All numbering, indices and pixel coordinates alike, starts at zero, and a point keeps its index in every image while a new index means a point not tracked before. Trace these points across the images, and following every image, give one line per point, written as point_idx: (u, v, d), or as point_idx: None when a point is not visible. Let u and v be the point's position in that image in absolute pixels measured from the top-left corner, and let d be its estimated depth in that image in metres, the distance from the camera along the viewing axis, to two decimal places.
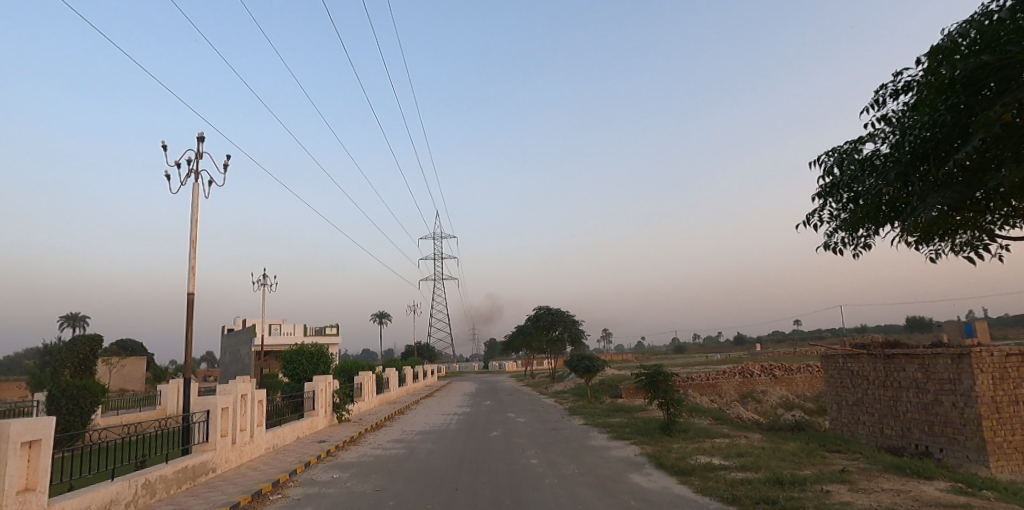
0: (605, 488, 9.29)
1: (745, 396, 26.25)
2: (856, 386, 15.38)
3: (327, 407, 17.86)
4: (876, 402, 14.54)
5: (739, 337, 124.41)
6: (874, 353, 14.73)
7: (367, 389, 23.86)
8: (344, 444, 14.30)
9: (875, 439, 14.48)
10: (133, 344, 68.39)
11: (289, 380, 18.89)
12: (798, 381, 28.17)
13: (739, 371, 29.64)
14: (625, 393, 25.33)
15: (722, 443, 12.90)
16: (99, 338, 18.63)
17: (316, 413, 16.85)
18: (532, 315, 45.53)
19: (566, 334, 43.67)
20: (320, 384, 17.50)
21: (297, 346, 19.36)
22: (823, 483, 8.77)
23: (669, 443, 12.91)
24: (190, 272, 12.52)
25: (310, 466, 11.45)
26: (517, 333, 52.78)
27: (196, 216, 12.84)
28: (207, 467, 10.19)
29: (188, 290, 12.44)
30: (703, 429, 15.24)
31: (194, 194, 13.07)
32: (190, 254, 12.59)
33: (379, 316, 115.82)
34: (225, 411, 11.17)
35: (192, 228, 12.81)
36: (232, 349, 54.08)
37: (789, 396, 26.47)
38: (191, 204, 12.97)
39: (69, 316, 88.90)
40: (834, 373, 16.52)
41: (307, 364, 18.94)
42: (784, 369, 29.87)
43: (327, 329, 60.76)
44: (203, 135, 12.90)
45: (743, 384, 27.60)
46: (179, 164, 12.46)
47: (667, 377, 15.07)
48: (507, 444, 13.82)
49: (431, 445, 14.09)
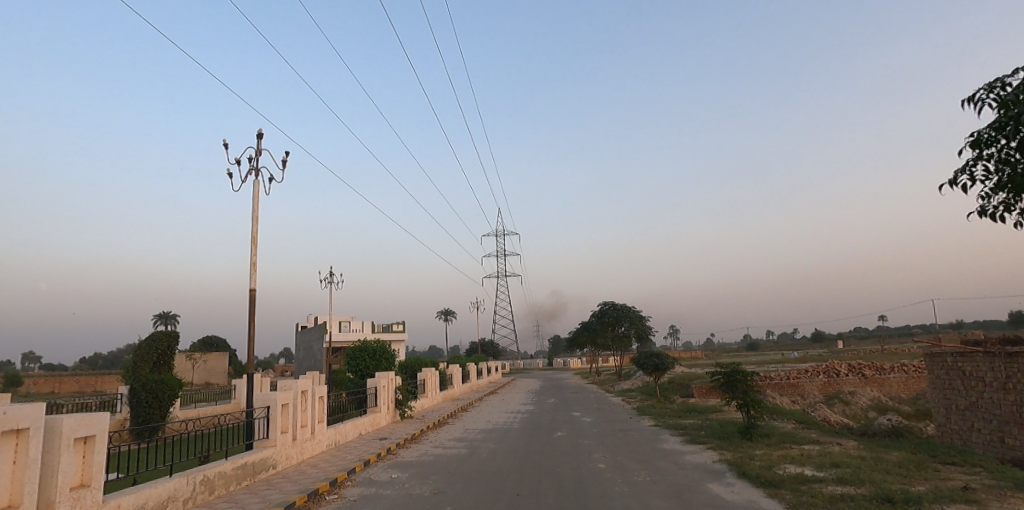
0: (682, 499, 8.41)
1: (831, 398, 24.34)
2: (970, 388, 13.67)
3: (390, 404, 17.68)
4: (995, 408, 12.84)
5: (817, 335, 117.73)
6: (992, 351, 13.00)
7: (430, 385, 23.71)
8: (406, 442, 14.01)
9: (993, 448, 12.77)
10: (216, 340, 72.22)
11: (352, 376, 18.88)
12: (892, 382, 25.87)
13: (823, 369, 27.59)
14: (698, 393, 24.03)
15: (812, 450, 11.65)
16: (175, 334, 19.18)
17: (378, 410, 16.69)
18: (596, 311, 44.41)
19: (633, 331, 42.32)
20: (383, 381, 17.30)
21: (360, 342, 19.34)
22: (944, 504, 7.58)
23: (752, 449, 11.78)
24: (252, 268, 12.50)
25: (369, 465, 11.14)
26: (582, 330, 51.75)
27: (257, 213, 12.84)
28: (267, 464, 10.03)
29: (250, 287, 12.42)
30: (788, 433, 13.93)
31: (255, 191, 13.08)
32: (252, 250, 12.58)
33: (445, 313, 117.69)
34: (286, 407, 11.00)
35: (253, 225, 12.81)
36: (305, 346, 55.97)
37: (881, 398, 24.32)
38: (253, 201, 12.98)
39: (162, 315, 95.08)
40: (940, 373, 14.79)
41: (370, 360, 18.88)
42: (874, 368, 27.55)
43: (394, 326, 61.86)
44: (262, 132, 12.86)
45: (828, 384, 25.61)
46: (240, 161, 12.48)
47: (747, 376, 13.83)
48: (573, 446, 13.09)
49: (494, 445, 13.55)
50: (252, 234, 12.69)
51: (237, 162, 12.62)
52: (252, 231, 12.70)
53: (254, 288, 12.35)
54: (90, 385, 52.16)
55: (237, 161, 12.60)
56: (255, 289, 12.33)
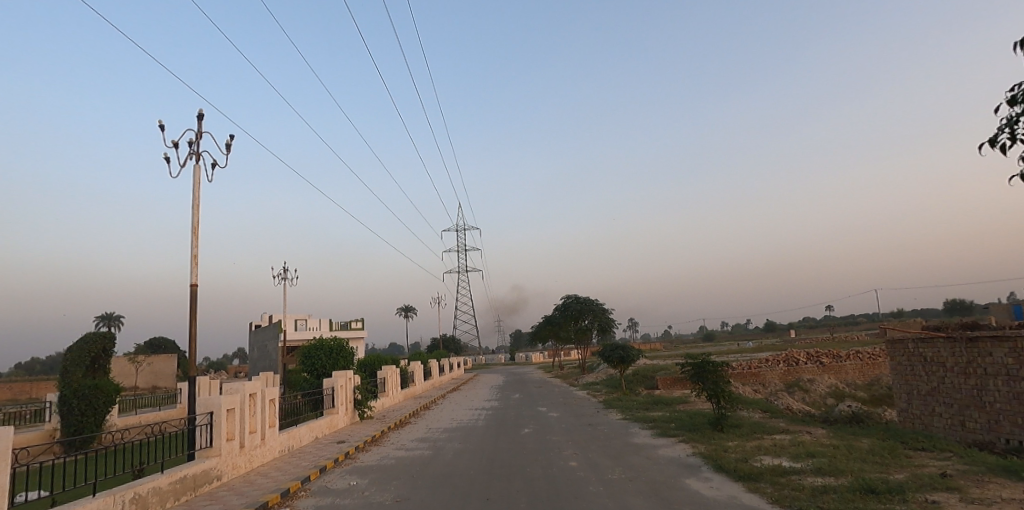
0: (661, 497, 7.99)
1: (791, 386, 24.64)
2: (931, 374, 13.78)
3: (348, 404, 16.82)
4: (956, 392, 12.97)
5: (770, 325, 121.21)
6: (954, 336, 13.09)
7: (391, 383, 22.87)
8: (365, 444, 13.23)
9: (954, 432, 12.90)
10: (164, 341, 68.95)
11: (307, 376, 17.91)
12: (848, 368, 26.41)
13: (783, 358, 27.93)
14: (662, 384, 23.93)
15: (784, 440, 11.47)
16: (111, 336, 17.80)
17: (336, 411, 15.84)
18: (559, 304, 44.11)
19: (595, 324, 42.18)
20: (340, 380, 16.39)
21: (315, 340, 18.35)
22: (927, 492, 7.39)
23: (725, 441, 11.52)
24: (193, 262, 11.48)
25: (325, 472, 10.37)
26: (544, 323, 51.45)
27: (199, 202, 11.81)
28: (211, 476, 9.15)
29: (191, 282, 11.40)
30: (757, 423, 13.77)
31: (195, 178, 12.07)
32: (192, 241, 11.56)
33: (405, 309, 116.00)
34: (232, 412, 10.08)
35: (194, 215, 11.78)
36: (260, 346, 53.97)
37: (838, 385, 24.77)
38: (192, 188, 11.97)
39: (105, 316, 90.55)
40: (902, 359, 14.91)
41: (326, 359, 17.93)
42: (831, 356, 28.08)
43: (353, 323, 60.28)
44: (202, 113, 11.84)
45: (788, 373, 25.93)
46: (178, 145, 11.48)
47: (717, 367, 13.56)
48: (541, 443, 12.59)
49: (459, 444, 12.93)
50: (192, 223, 11.67)
51: (174, 146, 11.62)
52: (192, 220, 11.68)
53: (196, 284, 11.34)
54: (26, 392, 49.10)
55: (173, 145, 11.59)
56: (196, 284, 11.32)
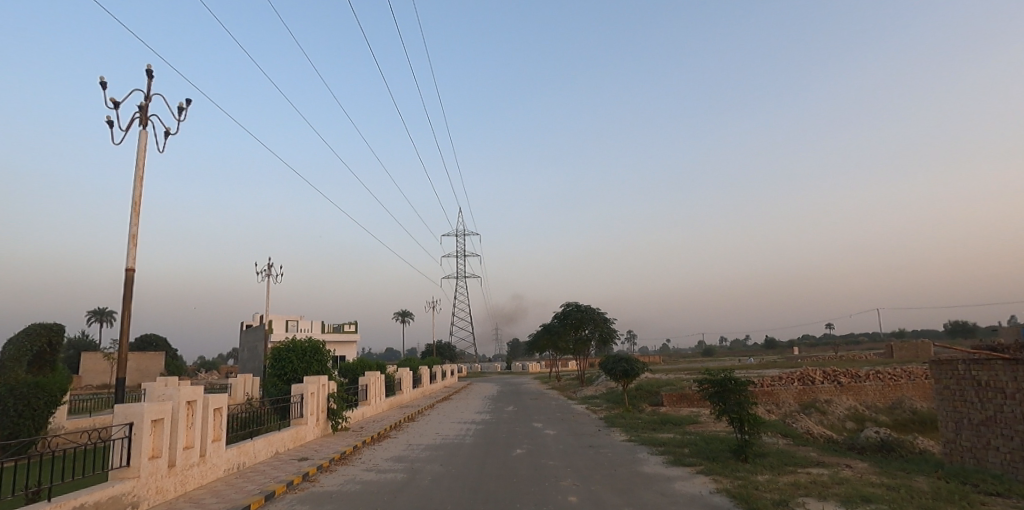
0: None
1: (807, 406, 22.79)
2: (987, 401, 12.01)
3: (319, 415, 14.95)
4: (1018, 423, 11.17)
5: (770, 341, 119.61)
6: (1019, 358, 11.28)
7: (375, 390, 21.04)
8: (331, 463, 11.38)
9: (1016, 470, 11.07)
10: (155, 338, 67.58)
11: (276, 381, 16.10)
12: (868, 390, 24.61)
13: (798, 376, 26.13)
14: (668, 401, 22.20)
15: (822, 476, 9.64)
16: (59, 329, 16.10)
17: (304, 422, 14.00)
18: (558, 312, 42.17)
19: (596, 334, 40.40)
20: (311, 386, 14.56)
21: (287, 341, 16.52)
22: None
23: (752, 475, 9.70)
24: (131, 242, 9.79)
25: (271, 500, 8.53)
26: (542, 331, 49.60)
27: (142, 173, 10.17)
28: (122, 504, 7.37)
29: (127, 266, 9.70)
30: (786, 453, 11.89)
31: (140, 144, 10.50)
32: (132, 217, 9.88)
33: (402, 315, 114.04)
34: (160, 423, 8.27)
35: (136, 188, 10.11)
36: (249, 346, 51.99)
37: (858, 407, 22.97)
38: (136, 156, 10.37)
39: (96, 311, 88.39)
40: (949, 383, 13.13)
41: (298, 362, 16.12)
42: (850, 376, 26.24)
43: (345, 326, 58.22)
44: (152, 70, 10.36)
45: (804, 392, 24.08)
46: (118, 103, 9.91)
47: (741, 385, 11.62)
48: (534, 469, 10.76)
49: (440, 467, 11.08)
50: (133, 197, 10.01)
51: (115, 107, 10.05)
52: (133, 193, 10.02)
53: (132, 268, 9.63)
54: None
55: (113, 104, 10.01)
56: (132, 268, 9.63)
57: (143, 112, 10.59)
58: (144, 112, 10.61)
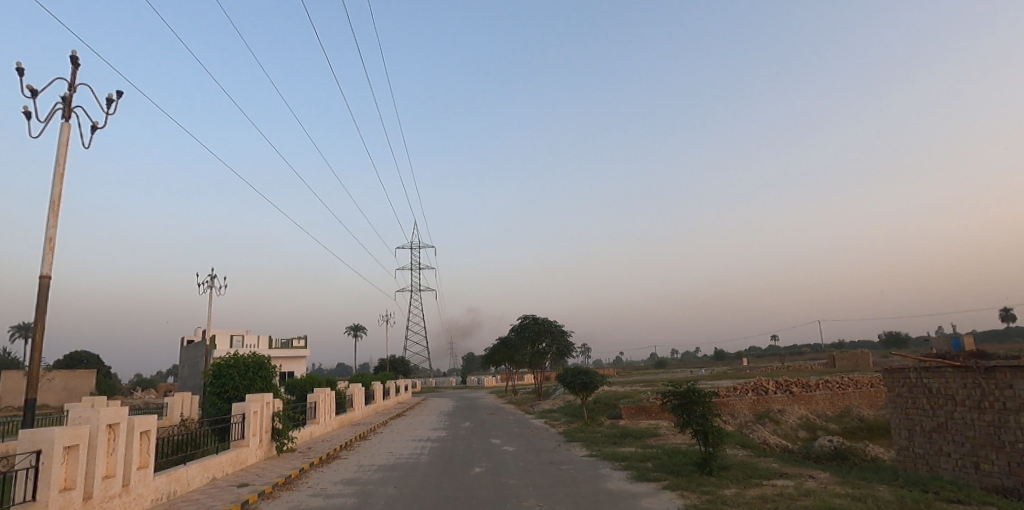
0: None
1: (761, 417, 23.00)
2: (938, 407, 12.19)
3: (262, 435, 13.95)
4: (968, 429, 11.35)
5: (719, 353, 122.53)
6: (968, 365, 11.50)
7: (325, 408, 20.01)
8: (275, 488, 10.51)
9: (967, 476, 11.22)
10: (85, 355, 63.37)
11: (216, 400, 15.00)
12: (818, 399, 25.11)
13: (751, 386, 26.44)
14: (626, 414, 22.01)
15: (788, 488, 9.46)
16: None
17: (245, 443, 13.02)
18: (515, 325, 41.69)
19: (553, 347, 40.11)
20: (253, 405, 13.57)
21: (228, 356, 15.45)
22: None
23: (719, 489, 9.45)
24: (46, 247, 8.80)
25: None
26: (498, 345, 49.03)
27: (63, 169, 9.24)
28: None
29: (42, 273, 8.71)
30: (750, 465, 11.72)
31: (61, 138, 9.56)
32: (49, 219, 8.91)
33: (355, 329, 111.29)
34: (74, 450, 7.36)
35: (54, 186, 9.15)
36: (190, 362, 49.33)
37: (810, 416, 23.35)
38: (56, 151, 9.42)
39: (22, 327, 82.66)
40: (901, 391, 13.32)
41: (239, 379, 15.07)
42: (801, 386, 26.74)
43: (295, 341, 56.12)
44: (77, 57, 9.48)
45: (757, 402, 24.33)
46: (36, 92, 8.99)
47: (705, 397, 11.39)
48: (494, 489, 10.19)
49: (393, 489, 10.39)
50: (51, 196, 9.04)
51: (33, 96, 9.12)
52: (51, 191, 9.06)
53: (47, 275, 8.65)
54: None
55: (31, 93, 9.09)
56: (47, 276, 8.65)
57: (66, 103, 9.66)
58: (67, 103, 9.66)
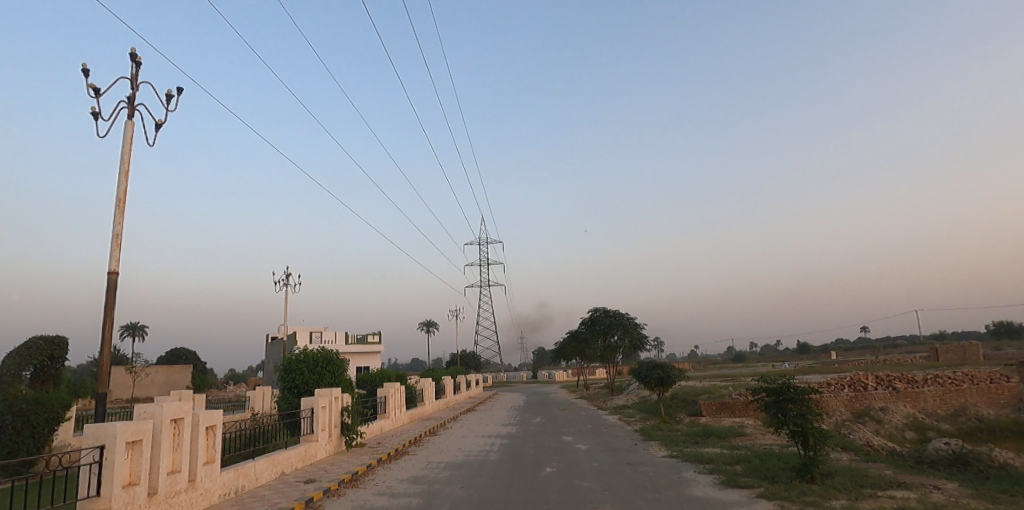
0: None
1: (860, 415, 21.00)
2: None
3: (331, 431, 13.85)
4: None
5: (804, 347, 115.99)
6: None
7: (395, 403, 19.93)
8: (341, 485, 10.24)
9: None
10: (183, 351, 67.75)
11: (287, 395, 15.08)
12: (926, 396, 22.70)
13: (848, 382, 24.30)
14: (707, 411, 20.68)
15: (910, 501, 8.13)
16: (58, 341, 17.60)
17: (314, 438, 12.93)
18: (585, 318, 40.68)
19: (625, 341, 38.80)
20: (322, 400, 13.48)
21: (298, 351, 15.50)
22: None
23: (825, 501, 8.26)
24: (114, 244, 8.82)
25: None
26: (569, 339, 48.15)
27: (128, 167, 9.24)
28: None
29: (110, 269, 8.74)
30: (858, 471, 10.38)
31: (126, 136, 9.59)
32: (115, 216, 8.93)
33: (427, 325, 113.30)
34: (138, 446, 7.22)
35: (119, 184, 9.16)
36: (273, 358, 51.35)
37: (917, 415, 21.11)
38: (121, 149, 9.46)
39: (130, 326, 89.47)
40: None
41: (309, 374, 15.08)
42: (906, 382, 24.30)
43: (370, 337, 57.45)
44: (137, 53, 9.47)
45: (855, 400, 22.28)
46: (99, 90, 9.02)
47: (803, 394, 10.12)
48: (567, 493, 9.42)
49: (460, 490, 9.85)
50: (117, 193, 9.07)
51: (97, 94, 9.15)
52: (117, 188, 9.07)
53: (115, 271, 8.66)
54: None
55: (95, 91, 9.12)
56: (115, 272, 8.67)
57: (130, 101, 9.67)
58: (130, 101, 9.67)
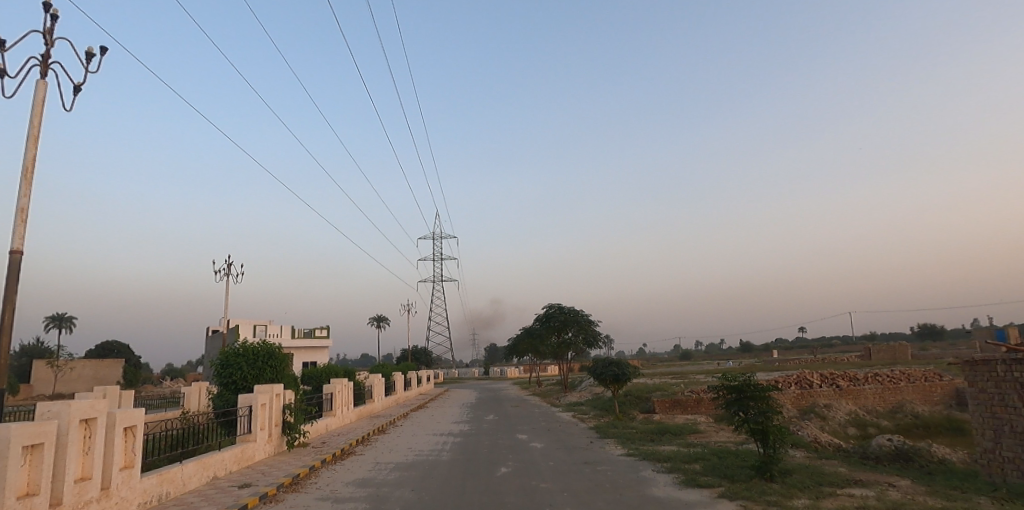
0: None
1: (806, 412, 21.45)
2: None
3: (271, 430, 12.94)
4: None
5: (746, 345, 119.80)
6: None
7: (342, 400, 19.03)
8: (280, 490, 9.44)
9: None
10: (115, 344, 64.00)
11: (224, 391, 14.06)
12: (867, 393, 23.42)
13: (794, 380, 24.85)
14: (660, 408, 20.68)
15: (870, 499, 8.02)
16: None
17: (252, 438, 12.02)
18: (540, 315, 40.47)
19: (579, 337, 38.84)
20: (262, 397, 12.57)
21: (237, 345, 14.48)
22: None
23: (786, 500, 8.07)
24: (19, 220, 7.78)
25: None
26: (522, 335, 47.88)
27: (38, 133, 8.20)
28: None
29: (13, 248, 7.70)
30: (814, 469, 10.32)
31: (37, 98, 8.52)
32: (20, 188, 7.88)
33: (377, 321, 111.07)
34: (38, 450, 6.30)
35: (27, 152, 8.11)
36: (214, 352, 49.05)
37: (859, 412, 21.74)
38: (31, 112, 8.39)
39: (56, 316, 84.01)
40: (986, 386, 11.66)
41: (248, 369, 14.09)
42: (848, 380, 25.03)
43: (317, 331, 55.72)
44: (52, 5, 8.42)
45: (801, 397, 22.79)
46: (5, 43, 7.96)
47: (764, 391, 9.98)
48: (523, 495, 8.93)
49: (410, 493, 9.23)
50: (24, 162, 8.02)
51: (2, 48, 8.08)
52: (25, 158, 8.02)
53: (18, 250, 7.63)
54: None
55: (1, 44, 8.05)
56: (18, 251, 7.64)
57: (43, 59, 8.60)
58: (44, 60, 8.61)
